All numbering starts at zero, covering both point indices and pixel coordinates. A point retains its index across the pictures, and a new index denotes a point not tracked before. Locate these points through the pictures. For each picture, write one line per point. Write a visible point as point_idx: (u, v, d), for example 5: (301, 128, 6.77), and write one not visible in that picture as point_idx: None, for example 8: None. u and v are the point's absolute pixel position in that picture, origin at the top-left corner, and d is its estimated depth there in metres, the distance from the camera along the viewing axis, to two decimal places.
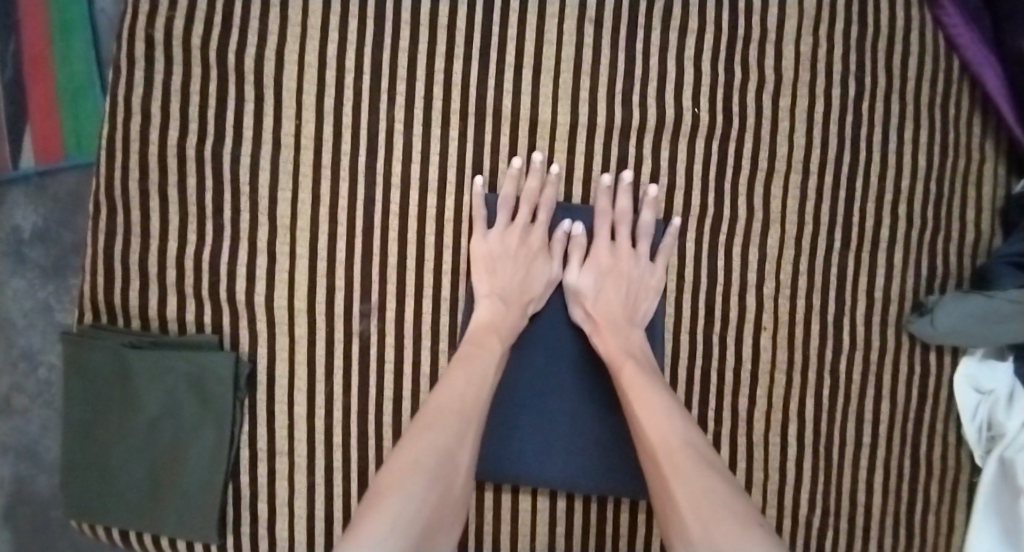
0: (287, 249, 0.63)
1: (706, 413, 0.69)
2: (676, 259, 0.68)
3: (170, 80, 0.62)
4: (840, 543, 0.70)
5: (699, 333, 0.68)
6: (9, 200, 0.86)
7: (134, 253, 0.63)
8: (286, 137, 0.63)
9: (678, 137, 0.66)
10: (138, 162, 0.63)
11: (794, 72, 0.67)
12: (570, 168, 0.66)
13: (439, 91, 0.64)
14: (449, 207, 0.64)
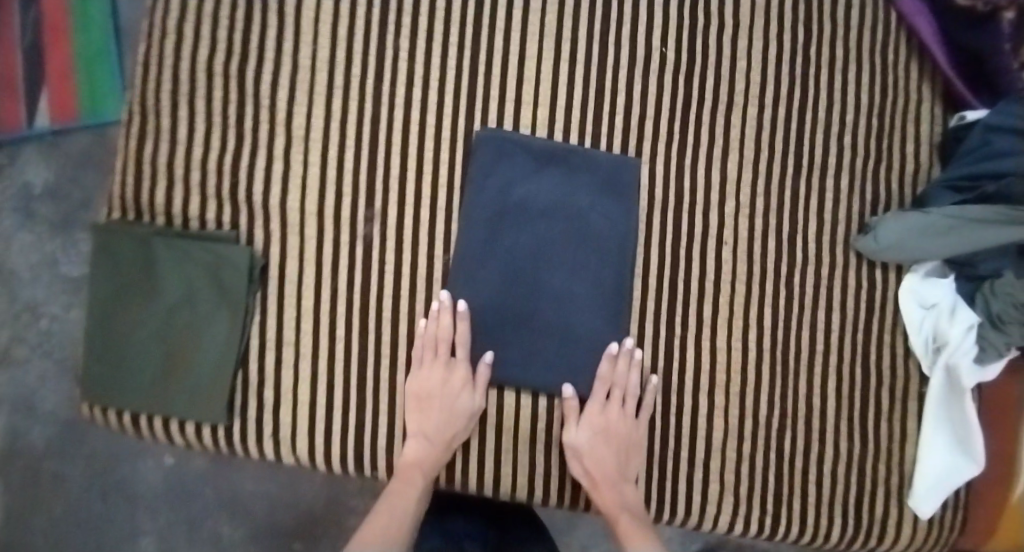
0: (300, 158, 0.70)
1: (675, 320, 0.75)
2: (647, 180, 0.74)
3: (202, 7, 0.70)
4: (797, 443, 0.77)
5: (667, 248, 0.74)
6: (24, 156, 1.03)
7: (163, 158, 0.69)
8: (303, 61, 0.70)
9: (649, 71, 0.74)
10: (170, 78, 0.69)
11: (749, 19, 0.76)
12: (554, 95, 0.73)
13: (437, 26, 0.72)
14: (446, 127, 0.71)
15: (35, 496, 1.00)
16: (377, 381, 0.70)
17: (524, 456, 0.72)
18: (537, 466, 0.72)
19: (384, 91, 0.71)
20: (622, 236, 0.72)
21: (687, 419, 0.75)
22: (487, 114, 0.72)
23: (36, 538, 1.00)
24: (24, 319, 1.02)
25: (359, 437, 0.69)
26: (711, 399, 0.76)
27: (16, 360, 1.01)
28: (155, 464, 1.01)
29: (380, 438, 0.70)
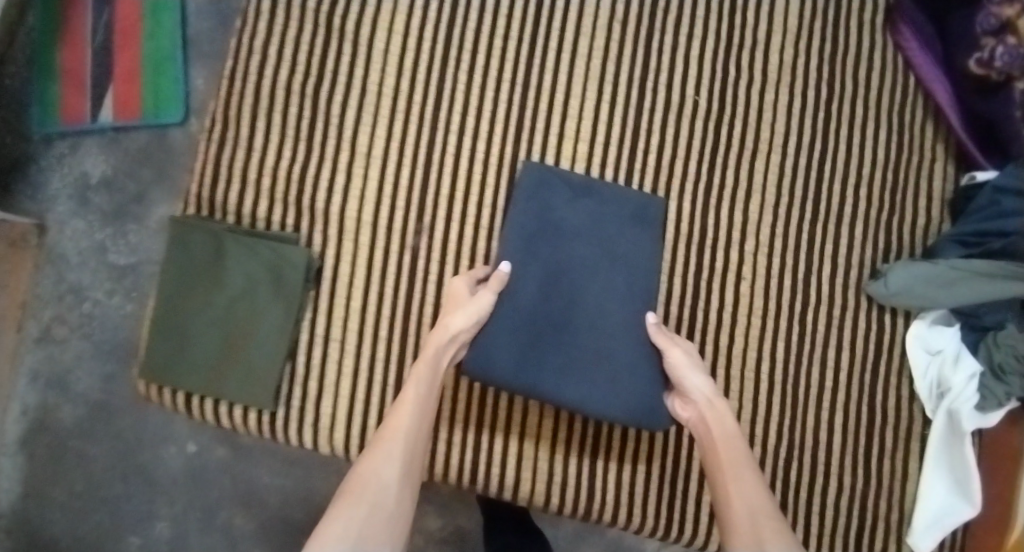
0: (360, 172, 0.76)
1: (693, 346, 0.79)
2: (674, 215, 0.80)
3: (284, 30, 0.77)
4: (803, 475, 0.80)
5: (689, 279, 0.79)
6: (83, 149, 1.11)
7: (237, 162, 0.75)
8: (370, 86, 0.77)
9: (682, 117, 0.80)
10: (251, 92, 0.76)
11: (776, 76, 0.82)
12: (594, 131, 0.79)
13: (493, 62, 0.79)
14: (495, 155, 0.78)
15: (63, 465, 1.07)
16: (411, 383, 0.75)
17: (543, 463, 0.77)
18: (556, 474, 0.77)
19: (442, 117, 0.77)
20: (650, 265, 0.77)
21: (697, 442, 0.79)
22: (531, 145, 0.78)
23: (61, 505, 1.07)
24: (70, 301, 1.09)
25: None
26: None
27: (59, 338, 1.09)
28: (180, 449, 1.08)
29: None
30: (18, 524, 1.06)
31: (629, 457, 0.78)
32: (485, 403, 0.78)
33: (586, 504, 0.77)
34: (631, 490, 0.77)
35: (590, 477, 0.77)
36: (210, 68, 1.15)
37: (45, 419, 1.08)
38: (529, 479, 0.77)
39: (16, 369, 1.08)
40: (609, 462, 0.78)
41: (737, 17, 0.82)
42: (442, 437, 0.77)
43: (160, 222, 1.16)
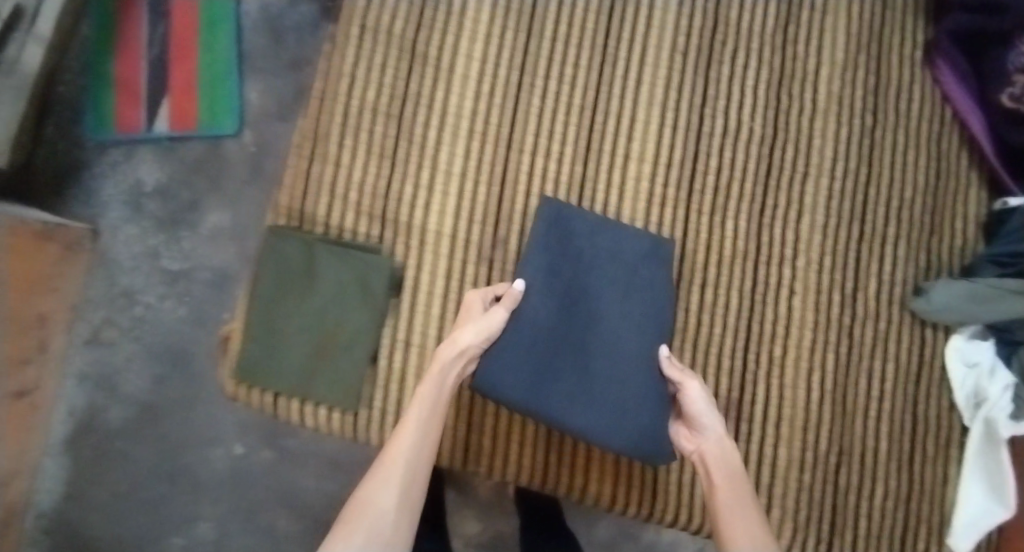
0: (439, 190, 0.88)
1: (749, 354, 0.88)
2: (728, 233, 0.89)
3: (383, 62, 0.89)
4: (852, 474, 0.88)
5: (745, 295, 0.89)
6: (138, 156, 1.27)
7: (336, 178, 0.87)
8: (460, 110, 0.88)
9: (739, 142, 0.90)
10: (352, 118, 0.88)
11: (826, 105, 0.90)
12: (656, 153, 0.89)
13: (568, 90, 0.89)
14: (564, 174, 0.89)
15: (110, 456, 1.26)
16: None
17: None
18: None
19: (516, 139, 0.89)
20: (688, 276, 0.89)
21: (755, 442, 0.88)
22: (599, 164, 0.89)
23: (117, 484, 1.26)
24: (122, 303, 1.25)
25: None
26: (777, 428, 0.88)
27: (110, 340, 1.25)
28: (227, 449, 1.25)
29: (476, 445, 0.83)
30: (73, 498, 1.27)
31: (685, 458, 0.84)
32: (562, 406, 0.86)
33: None
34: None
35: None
36: (273, 87, 1.29)
37: (95, 413, 1.26)
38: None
39: (66, 368, 1.25)
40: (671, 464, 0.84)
41: (790, 51, 0.91)
42: None
43: (219, 232, 1.26)
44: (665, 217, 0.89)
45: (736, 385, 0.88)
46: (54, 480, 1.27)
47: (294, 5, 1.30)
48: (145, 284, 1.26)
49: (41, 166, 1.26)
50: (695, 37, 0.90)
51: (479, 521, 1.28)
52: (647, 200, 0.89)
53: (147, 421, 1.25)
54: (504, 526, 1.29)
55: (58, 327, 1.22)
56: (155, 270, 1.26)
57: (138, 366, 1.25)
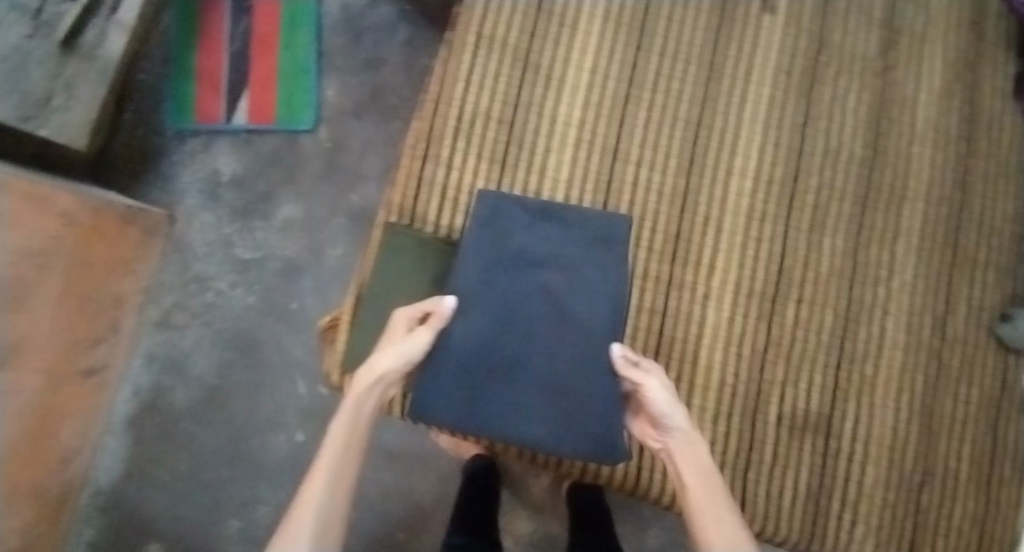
0: (546, 195, 0.86)
1: (842, 370, 0.86)
2: (831, 248, 0.87)
3: (486, 63, 0.87)
4: (932, 503, 0.86)
5: (838, 313, 0.86)
6: (216, 148, 1.32)
7: (438, 176, 0.86)
8: (559, 117, 0.87)
9: (839, 162, 0.88)
10: (455, 116, 0.87)
11: (926, 131, 0.89)
12: (758, 169, 0.87)
13: (670, 102, 0.87)
14: (666, 184, 0.86)
15: (174, 437, 1.31)
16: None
17: None
18: None
19: (620, 149, 0.87)
20: (783, 292, 0.86)
21: (842, 462, 0.85)
22: (702, 176, 0.87)
23: (177, 464, 1.31)
24: (194, 288, 1.31)
25: None
26: (866, 448, 0.86)
27: (180, 323, 1.31)
28: (288, 436, 1.31)
29: None
30: (131, 478, 1.31)
31: (767, 469, 0.84)
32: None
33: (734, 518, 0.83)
34: (787, 496, 0.84)
35: (739, 485, 0.84)
36: (348, 86, 1.33)
37: (162, 394, 1.32)
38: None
39: (135, 348, 1.32)
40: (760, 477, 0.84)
41: (894, 77, 0.90)
42: None
43: (293, 224, 1.31)
44: (764, 231, 0.86)
45: (828, 400, 0.85)
46: (114, 458, 1.32)
47: (374, 6, 1.34)
48: (218, 270, 1.31)
49: (118, 150, 1.31)
50: (800, 58, 0.89)
51: (532, 521, 1.32)
52: (745, 217, 0.86)
53: (213, 402, 1.31)
54: (555, 528, 1.32)
55: (130, 309, 1.29)
56: (228, 256, 1.31)
57: (208, 349, 1.31)
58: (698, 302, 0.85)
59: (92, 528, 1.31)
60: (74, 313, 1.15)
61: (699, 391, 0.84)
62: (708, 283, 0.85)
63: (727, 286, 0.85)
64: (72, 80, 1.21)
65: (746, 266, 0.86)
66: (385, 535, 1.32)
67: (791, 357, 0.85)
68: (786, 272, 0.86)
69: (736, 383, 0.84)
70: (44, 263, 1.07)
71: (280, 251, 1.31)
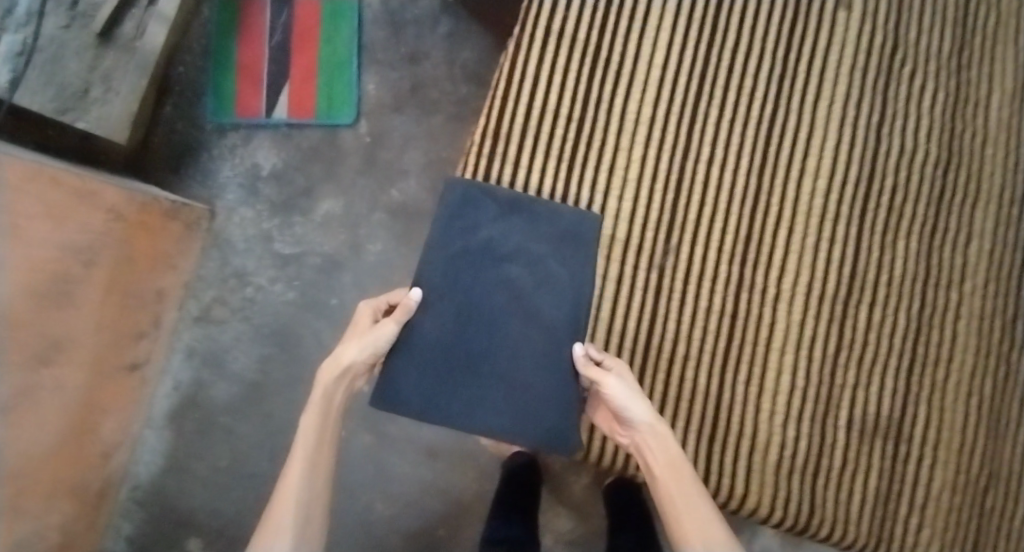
0: (616, 194, 0.91)
1: (913, 369, 0.90)
2: (900, 251, 0.90)
3: (555, 61, 0.91)
4: (997, 496, 0.91)
5: (913, 312, 0.90)
6: (256, 141, 1.32)
7: (505, 174, 0.91)
8: (628, 114, 0.91)
9: (914, 160, 0.90)
10: (524, 112, 0.91)
11: (1000, 132, 0.91)
12: (831, 169, 0.90)
13: (743, 98, 0.91)
14: (738, 183, 0.90)
15: (214, 432, 1.32)
16: (654, 374, 0.92)
17: (772, 483, 0.90)
18: (782, 493, 0.90)
19: (691, 148, 0.91)
20: (856, 296, 0.90)
21: (913, 461, 0.90)
22: (774, 174, 0.90)
23: (217, 459, 1.31)
24: (233, 284, 1.31)
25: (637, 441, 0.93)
26: (935, 445, 0.90)
27: (219, 319, 1.32)
28: None
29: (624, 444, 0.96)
30: (170, 473, 1.31)
31: (843, 472, 0.90)
32: (728, 412, 0.91)
33: (806, 519, 0.90)
34: (854, 489, 0.90)
35: (810, 491, 0.90)
36: (388, 80, 1.31)
37: (202, 389, 1.32)
38: (767, 496, 0.90)
39: (175, 343, 1.32)
40: (828, 472, 0.90)
41: (968, 78, 0.91)
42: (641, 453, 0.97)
43: (331, 218, 1.31)
44: (837, 232, 0.90)
45: (900, 405, 0.90)
46: (153, 453, 1.32)
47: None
48: (257, 265, 1.31)
49: (159, 145, 1.32)
50: (875, 56, 0.91)
51: (572, 518, 1.32)
52: (819, 217, 0.90)
53: (251, 397, 1.31)
54: (595, 525, 1.31)
55: (170, 304, 1.29)
56: (268, 251, 1.31)
57: (246, 344, 1.31)
58: (769, 304, 0.90)
59: (130, 523, 1.30)
60: (117, 309, 1.17)
61: (768, 395, 0.90)
62: (779, 286, 0.90)
63: (799, 290, 0.90)
64: (109, 72, 1.24)
65: (819, 272, 0.90)
66: (424, 531, 1.32)
67: (864, 366, 0.90)
68: (859, 277, 0.90)
69: (807, 391, 0.90)
70: (89, 259, 1.08)
71: (318, 245, 1.31)
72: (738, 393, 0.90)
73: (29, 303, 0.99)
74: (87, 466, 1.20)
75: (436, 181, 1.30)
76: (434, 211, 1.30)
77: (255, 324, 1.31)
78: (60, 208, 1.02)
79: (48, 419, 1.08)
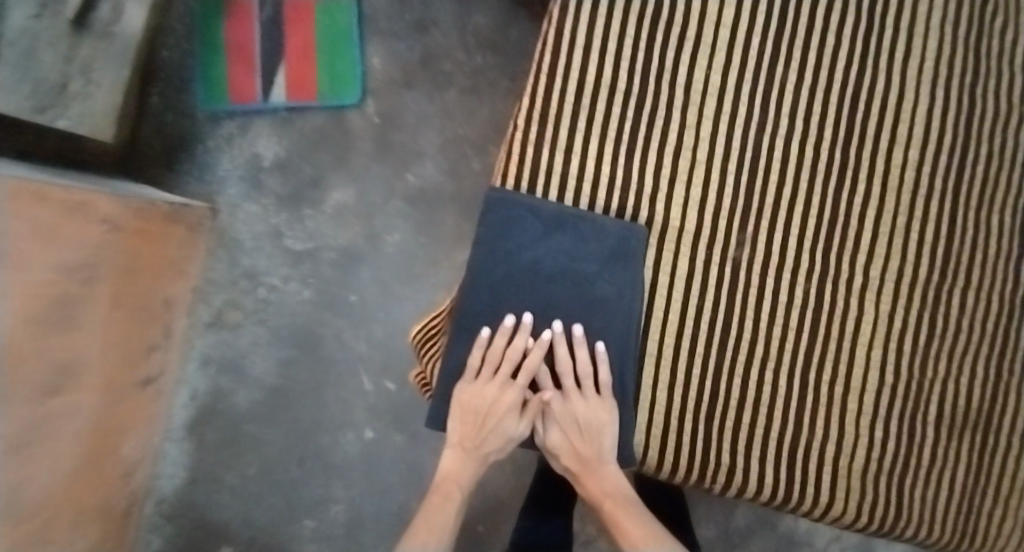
0: (683, 177, 0.89)
1: (1004, 346, 0.88)
2: (983, 226, 0.88)
3: (609, 30, 0.88)
4: None
5: (1002, 288, 0.88)
6: (254, 130, 1.21)
7: (556, 162, 0.89)
8: (696, 85, 0.88)
9: (1007, 126, 0.87)
10: (576, 88, 0.89)
11: None
12: (925, 138, 0.86)
13: (825, 61, 0.87)
14: (823, 159, 0.87)
15: (239, 441, 1.25)
16: (731, 377, 0.90)
17: (856, 484, 0.88)
18: (867, 493, 0.88)
19: (769, 121, 0.88)
20: (951, 277, 0.87)
21: (1001, 443, 0.89)
22: (862, 146, 0.87)
23: (243, 468, 1.25)
24: (245, 285, 1.23)
25: (713, 453, 0.90)
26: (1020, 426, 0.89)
27: (233, 323, 1.24)
28: (358, 434, 1.24)
29: (700, 458, 0.90)
30: (195, 485, 1.26)
31: (923, 470, 0.88)
32: (815, 417, 0.89)
33: (892, 519, 0.88)
34: (914, 481, 0.88)
35: (897, 491, 0.88)
36: (395, 52, 1.20)
37: (221, 398, 1.25)
38: (853, 504, 0.88)
39: (188, 351, 1.25)
40: (909, 464, 0.88)
41: None
42: (720, 475, 0.90)
43: (343, 208, 1.21)
44: (930, 209, 0.87)
45: (988, 391, 0.88)
46: (176, 466, 1.26)
47: None
48: (267, 264, 1.23)
49: (149, 138, 1.21)
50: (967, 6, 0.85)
51: None
52: (910, 191, 0.87)
53: (273, 402, 1.24)
54: None
55: (180, 312, 1.22)
56: (278, 249, 1.22)
57: (263, 348, 1.24)
58: (855, 295, 0.88)
59: (160, 537, 1.26)
60: (123, 325, 1.08)
61: (849, 389, 0.88)
62: (866, 277, 0.88)
63: (888, 275, 0.87)
64: (88, 63, 1.08)
65: (911, 253, 0.87)
66: (464, 526, 1.28)
67: (954, 353, 0.88)
68: (953, 253, 0.87)
69: (895, 387, 0.88)
70: (89, 276, 0.99)
71: (331, 237, 1.21)
72: (822, 392, 0.89)
73: (30, 331, 0.89)
74: (108, 485, 1.13)
75: (454, 162, 1.19)
76: (453, 195, 1.20)
77: (271, 326, 1.23)
78: (52, 227, 0.92)
79: (65, 448, 1.01)
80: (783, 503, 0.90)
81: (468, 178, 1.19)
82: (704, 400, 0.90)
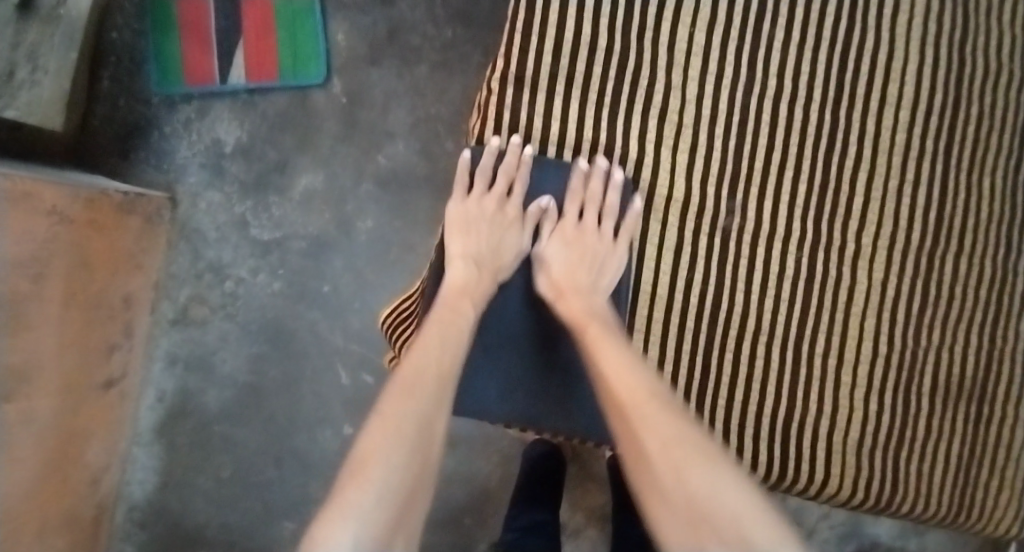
0: (669, 144, 0.83)
1: (999, 315, 0.84)
2: (975, 191, 0.83)
3: None
4: None
5: (999, 259, 0.84)
6: (213, 113, 1.15)
7: (534, 127, 0.82)
8: (680, 44, 0.81)
9: (998, 83, 0.82)
10: (551, 48, 0.81)
11: None
12: (915, 96, 0.82)
13: (812, 17, 0.81)
14: (812, 121, 0.82)
15: (211, 442, 1.19)
16: (721, 352, 0.84)
17: (852, 459, 0.84)
18: (864, 468, 0.84)
19: (755, 82, 0.82)
20: (943, 246, 0.83)
21: (997, 415, 0.85)
22: (853, 106, 0.82)
23: (217, 470, 1.19)
24: (210, 278, 1.17)
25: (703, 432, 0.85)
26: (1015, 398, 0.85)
27: (199, 319, 1.18)
28: (334, 430, 1.18)
29: None
30: (167, 490, 1.20)
31: (919, 444, 0.84)
32: (808, 393, 0.84)
33: (887, 495, 0.84)
34: (910, 453, 0.84)
35: (893, 464, 0.84)
36: (359, 27, 1.14)
37: (189, 398, 1.19)
38: (849, 479, 0.84)
39: (153, 350, 1.19)
40: (905, 438, 0.84)
41: None
42: None
43: (310, 192, 1.15)
44: (921, 171, 0.82)
45: (982, 362, 0.84)
46: (146, 471, 1.20)
47: None
48: (233, 254, 1.16)
49: (101, 125, 1.14)
50: None
51: (605, 492, 1.22)
52: (902, 154, 0.82)
53: (246, 401, 1.19)
54: None
55: (142, 309, 1.15)
56: (243, 238, 1.16)
57: (231, 344, 1.18)
58: (847, 263, 0.84)
59: (133, 545, 1.19)
60: (81, 323, 1.00)
61: (847, 364, 0.84)
62: (858, 243, 0.83)
63: (880, 243, 0.83)
64: (35, 48, 1.05)
65: (904, 218, 0.83)
66: (448, 520, 1.23)
67: (947, 321, 0.84)
68: (946, 216, 0.83)
69: (889, 357, 0.84)
70: (39, 273, 0.90)
71: (299, 225, 1.15)
72: (815, 367, 0.84)
73: None
74: (76, 495, 1.06)
75: (426, 142, 1.14)
76: (427, 176, 1.14)
77: (238, 321, 1.18)
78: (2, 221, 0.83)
79: (25, 460, 0.92)
80: (779, 481, 0.85)
81: (441, 158, 1.14)
82: (696, 378, 0.85)
